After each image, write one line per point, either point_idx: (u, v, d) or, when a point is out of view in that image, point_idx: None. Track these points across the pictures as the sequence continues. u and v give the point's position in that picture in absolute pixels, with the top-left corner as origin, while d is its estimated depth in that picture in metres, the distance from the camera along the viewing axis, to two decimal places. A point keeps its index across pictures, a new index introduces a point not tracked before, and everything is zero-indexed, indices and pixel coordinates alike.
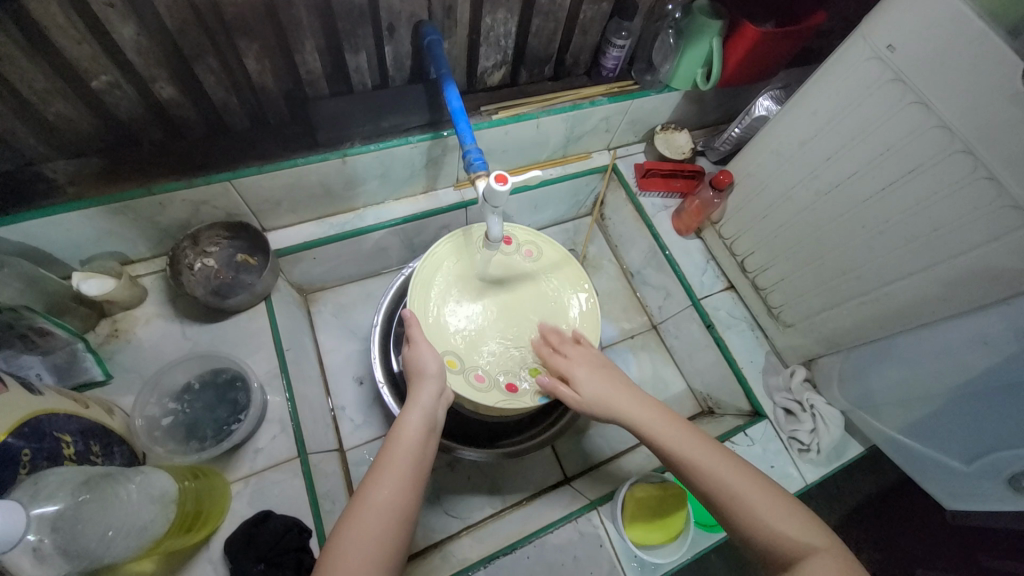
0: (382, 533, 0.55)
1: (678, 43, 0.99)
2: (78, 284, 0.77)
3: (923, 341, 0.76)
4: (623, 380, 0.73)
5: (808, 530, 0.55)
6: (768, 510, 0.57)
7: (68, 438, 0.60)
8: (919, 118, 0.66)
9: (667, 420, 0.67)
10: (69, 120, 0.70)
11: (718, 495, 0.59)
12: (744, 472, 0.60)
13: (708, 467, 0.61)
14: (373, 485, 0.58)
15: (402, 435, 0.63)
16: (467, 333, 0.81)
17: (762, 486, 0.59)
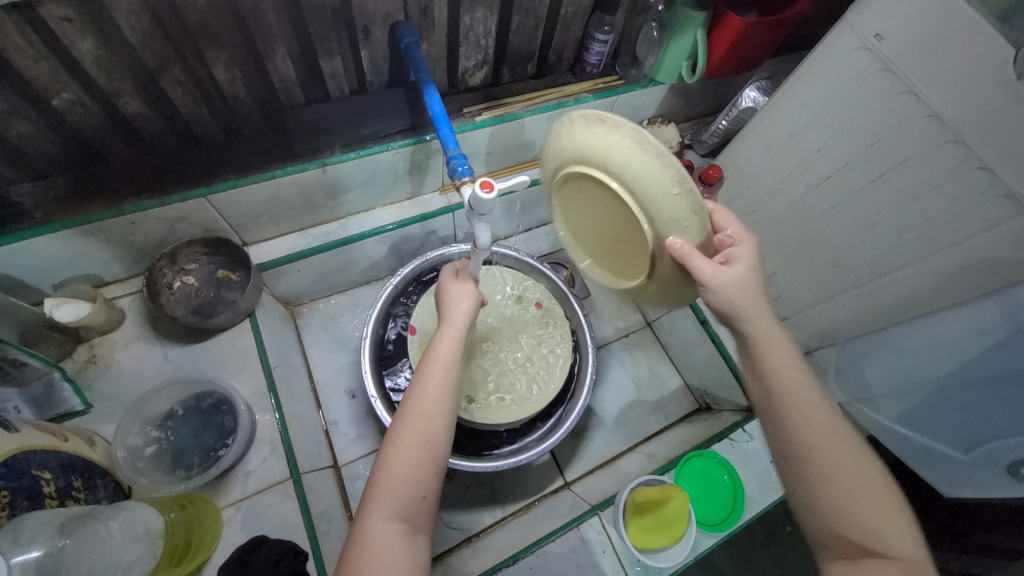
0: (429, 440, 0.56)
1: (662, 37, 0.97)
2: (50, 311, 0.74)
3: (920, 331, 0.76)
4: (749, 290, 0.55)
5: (903, 540, 0.48)
6: (870, 513, 0.49)
7: (48, 474, 0.58)
8: (909, 109, 0.65)
9: (791, 372, 0.54)
10: (31, 141, 0.67)
11: (816, 470, 0.51)
12: (865, 474, 0.50)
13: (812, 439, 0.52)
14: (416, 394, 0.59)
15: (437, 349, 0.62)
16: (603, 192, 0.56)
17: (874, 492, 0.50)
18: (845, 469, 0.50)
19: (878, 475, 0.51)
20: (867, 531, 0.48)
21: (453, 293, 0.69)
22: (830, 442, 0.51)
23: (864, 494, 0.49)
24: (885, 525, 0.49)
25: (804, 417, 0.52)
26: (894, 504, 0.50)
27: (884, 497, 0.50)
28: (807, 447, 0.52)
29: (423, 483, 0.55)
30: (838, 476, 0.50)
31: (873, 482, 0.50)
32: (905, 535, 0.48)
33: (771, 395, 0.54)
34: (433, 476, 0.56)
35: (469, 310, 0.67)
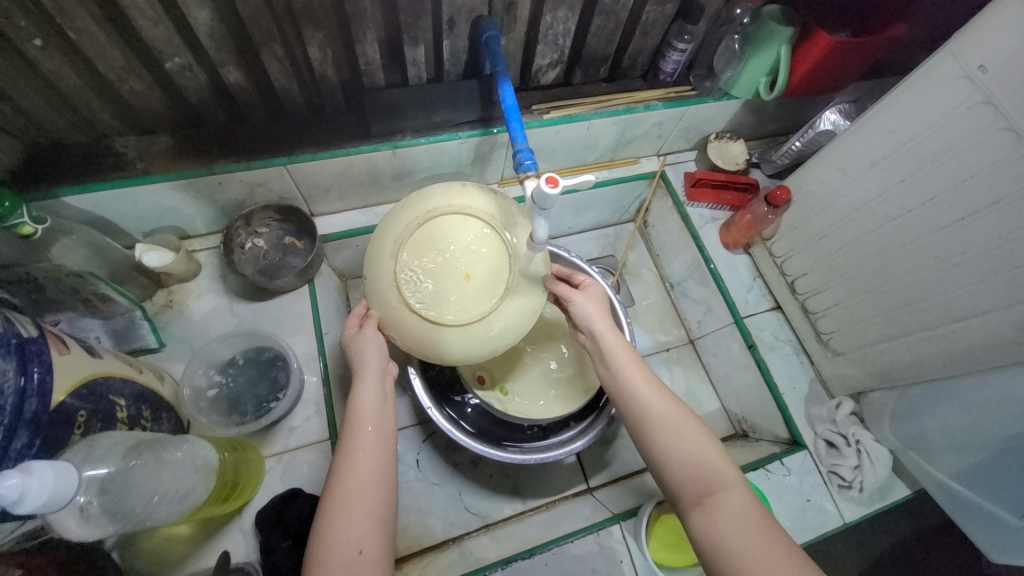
0: (363, 500, 0.58)
1: (744, 50, 0.94)
2: (140, 255, 0.80)
3: (994, 385, 0.70)
4: (596, 299, 0.73)
5: (723, 469, 0.60)
6: (700, 456, 0.61)
7: (122, 402, 0.64)
8: (1010, 146, 0.60)
9: (622, 352, 0.69)
10: (142, 98, 0.74)
11: (653, 434, 0.63)
12: (682, 421, 0.63)
13: (646, 404, 0.65)
14: (347, 458, 0.61)
15: (360, 411, 0.63)
16: (470, 238, 0.66)
17: (695, 435, 0.63)
18: (672, 423, 0.63)
19: (695, 419, 0.65)
20: (698, 471, 0.60)
21: (362, 350, 0.67)
22: (657, 403, 0.65)
23: (689, 441, 0.62)
24: (709, 461, 0.61)
25: (639, 387, 0.66)
26: (712, 440, 0.63)
27: (705, 437, 0.63)
28: (642, 413, 0.65)
29: (358, 540, 0.56)
30: (669, 431, 0.63)
31: (694, 425, 0.64)
32: (723, 464, 0.61)
33: (614, 376, 0.68)
34: (373, 531, 0.57)
35: (382, 364, 0.68)
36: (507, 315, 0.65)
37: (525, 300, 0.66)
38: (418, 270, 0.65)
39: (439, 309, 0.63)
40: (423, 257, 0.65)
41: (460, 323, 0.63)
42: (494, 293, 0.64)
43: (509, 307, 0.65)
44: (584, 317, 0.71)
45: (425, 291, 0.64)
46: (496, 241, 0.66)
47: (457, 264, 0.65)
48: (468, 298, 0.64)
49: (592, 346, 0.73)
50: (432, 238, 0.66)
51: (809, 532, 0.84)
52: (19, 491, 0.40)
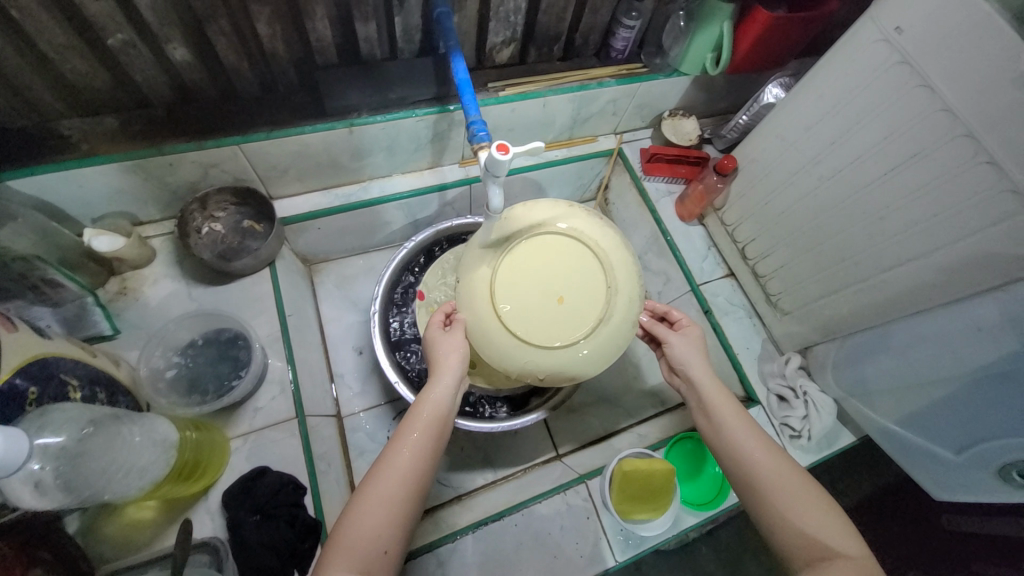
0: (401, 497, 0.56)
1: (689, 27, 0.98)
2: (89, 240, 0.79)
3: (921, 328, 0.76)
4: (694, 344, 0.74)
5: (843, 539, 0.54)
6: (809, 519, 0.56)
7: (75, 383, 0.63)
8: (924, 102, 0.66)
9: (726, 404, 0.68)
10: (83, 77, 0.72)
11: (755, 488, 0.60)
12: (796, 481, 0.59)
13: (753, 459, 0.62)
14: (398, 449, 0.59)
15: (424, 406, 0.63)
16: (570, 264, 0.68)
17: (812, 501, 0.58)
18: (783, 482, 0.59)
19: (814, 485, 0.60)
20: (809, 536, 0.55)
21: (450, 351, 0.67)
22: (768, 459, 0.61)
23: (802, 505, 0.57)
24: (828, 528, 0.55)
25: (742, 437, 0.64)
26: (832, 507, 0.57)
27: (823, 503, 0.57)
28: (743, 468, 0.62)
29: (388, 541, 0.54)
30: (772, 488, 0.59)
31: (808, 491, 0.58)
32: (840, 530, 0.55)
33: (713, 425, 0.67)
34: (401, 533, 0.55)
35: (461, 367, 0.67)
36: (596, 343, 0.66)
37: (616, 331, 0.67)
38: (513, 283, 0.66)
39: (532, 328, 0.65)
40: (519, 274, 0.67)
41: (550, 346, 0.65)
42: (587, 320, 0.66)
43: (599, 337, 0.66)
44: (683, 361, 0.73)
45: (519, 310, 0.65)
46: (595, 270, 0.67)
47: (554, 286, 0.66)
48: (559, 321, 0.65)
49: (690, 393, 0.72)
50: (533, 255, 0.68)
51: None
52: None
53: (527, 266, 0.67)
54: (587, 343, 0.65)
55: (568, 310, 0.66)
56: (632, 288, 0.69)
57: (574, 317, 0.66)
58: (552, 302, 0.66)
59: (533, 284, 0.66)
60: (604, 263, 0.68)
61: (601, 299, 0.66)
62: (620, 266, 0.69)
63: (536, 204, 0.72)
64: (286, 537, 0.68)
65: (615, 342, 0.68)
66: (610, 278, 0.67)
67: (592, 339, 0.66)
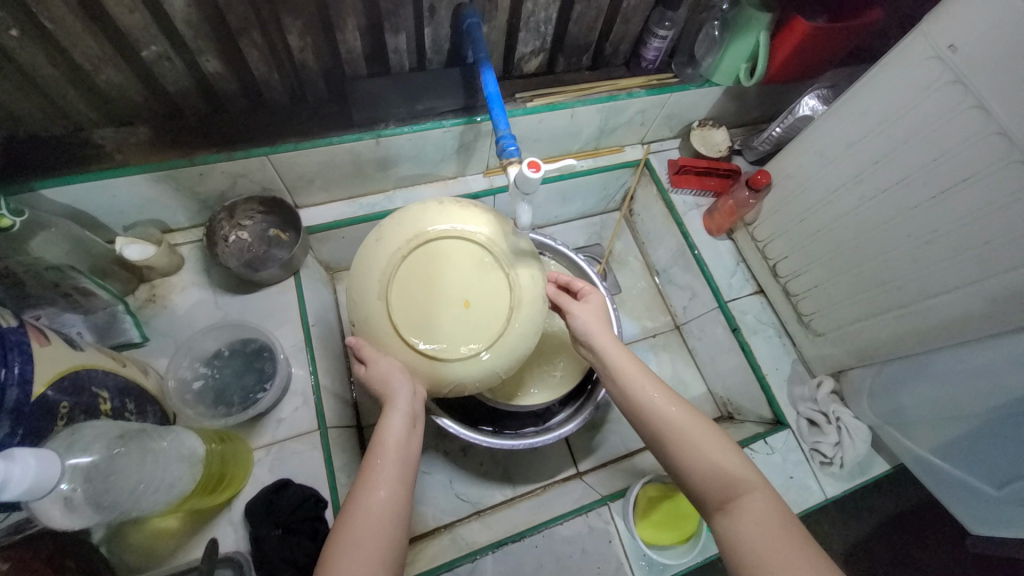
0: (375, 534, 0.52)
1: (723, 37, 0.95)
2: (122, 248, 0.80)
3: (966, 358, 0.73)
4: (596, 312, 0.74)
5: (745, 471, 0.56)
6: (716, 460, 0.57)
7: (105, 394, 0.63)
8: (978, 124, 0.62)
9: (631, 364, 0.66)
10: (118, 88, 0.73)
11: (668, 442, 0.60)
12: (698, 425, 0.60)
13: (658, 412, 0.61)
14: (366, 490, 0.55)
15: (383, 436, 0.59)
16: (466, 263, 0.66)
17: (714, 441, 0.59)
18: (686, 428, 0.60)
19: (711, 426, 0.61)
20: (716, 475, 0.56)
21: (384, 375, 0.63)
22: (671, 410, 0.61)
23: (706, 446, 0.58)
24: (729, 465, 0.57)
25: (646, 394, 0.63)
26: (731, 445, 0.59)
27: (724, 442, 0.59)
28: (652, 424, 0.61)
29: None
30: (682, 437, 0.59)
31: (706, 430, 0.60)
32: (741, 464, 0.57)
33: (619, 388, 0.66)
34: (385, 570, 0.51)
35: (413, 387, 0.63)
36: (510, 341, 0.66)
37: (519, 334, 0.66)
38: (410, 298, 0.65)
39: (434, 340, 0.64)
40: (414, 286, 0.65)
41: (451, 356, 0.64)
42: (495, 320, 0.65)
43: (513, 332, 0.66)
44: (585, 331, 0.72)
45: (418, 324, 0.64)
46: (490, 270, 0.67)
47: (451, 295, 0.65)
48: (460, 329, 0.65)
49: (595, 360, 0.71)
50: (427, 266, 0.66)
51: (793, 507, 0.86)
52: (3, 475, 0.40)
53: (421, 278, 0.65)
54: (501, 340, 0.65)
55: (474, 315, 0.65)
56: (533, 285, 0.68)
57: (484, 321, 0.65)
58: (453, 309, 0.65)
59: (433, 296, 0.65)
60: (499, 263, 0.67)
61: (501, 302, 0.66)
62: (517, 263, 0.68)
63: (419, 208, 0.70)
64: (308, 553, 0.68)
65: (521, 345, 0.67)
66: (507, 268, 0.67)
67: (507, 338, 0.66)
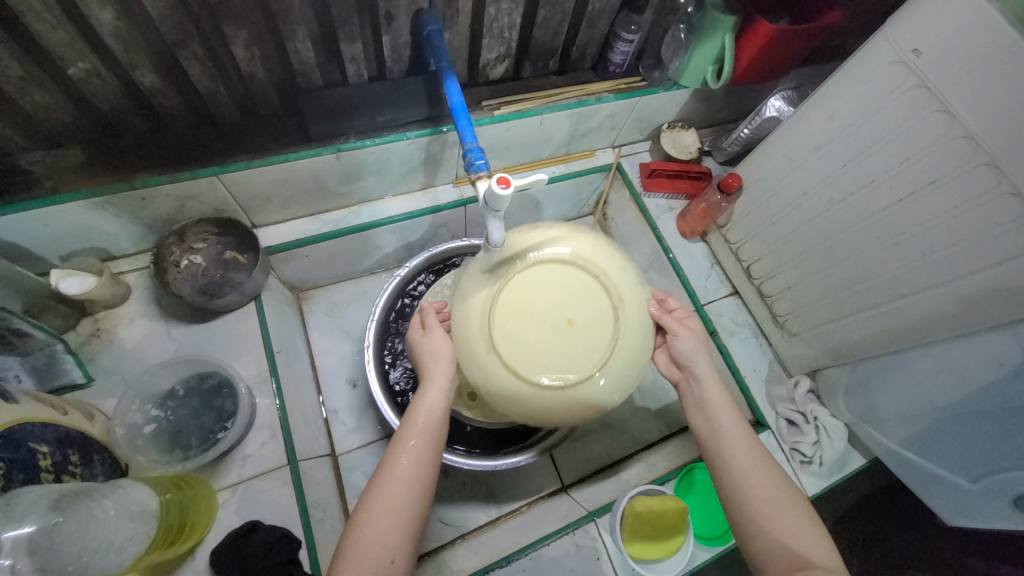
0: (401, 504, 0.56)
1: (689, 40, 0.95)
2: (56, 282, 0.73)
3: (937, 357, 0.74)
4: (703, 343, 0.68)
5: (827, 555, 0.54)
6: (794, 532, 0.55)
7: (45, 448, 0.58)
8: (942, 128, 0.63)
9: (728, 410, 0.64)
10: (43, 109, 0.66)
11: (747, 497, 0.58)
12: (787, 495, 0.58)
13: (745, 468, 0.60)
14: (395, 459, 0.58)
15: (417, 411, 0.62)
16: (557, 278, 0.63)
17: (796, 515, 0.57)
18: (773, 495, 0.58)
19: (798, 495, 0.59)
20: (792, 551, 0.54)
21: (435, 349, 0.65)
22: (763, 475, 0.59)
23: (790, 521, 0.56)
24: (809, 545, 0.55)
25: (738, 446, 0.61)
26: (813, 519, 0.57)
27: (807, 518, 0.57)
28: (733, 475, 0.60)
29: (392, 549, 0.54)
30: (763, 498, 0.58)
31: (790, 500, 0.58)
32: (820, 543, 0.55)
33: (708, 429, 0.64)
34: (405, 538, 0.55)
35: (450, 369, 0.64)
36: (620, 357, 0.62)
37: (625, 363, 0.63)
38: (513, 327, 0.61)
39: (543, 369, 0.60)
40: (522, 309, 0.61)
41: (563, 384, 0.60)
42: (600, 337, 0.61)
43: (621, 346, 0.62)
44: (689, 358, 0.67)
45: (527, 352, 0.60)
46: (599, 293, 0.63)
47: (558, 313, 0.61)
48: (571, 347, 0.61)
49: (688, 393, 0.68)
50: (524, 290, 0.62)
51: None
52: None
53: (516, 303, 0.62)
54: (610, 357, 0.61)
55: (577, 335, 0.61)
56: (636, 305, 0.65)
57: (590, 339, 0.61)
58: (562, 328, 0.61)
59: (534, 321, 0.61)
60: (597, 278, 0.64)
61: (610, 325, 0.62)
62: (603, 261, 0.66)
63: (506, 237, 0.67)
64: None
65: (632, 362, 0.63)
66: (601, 277, 0.64)
67: (616, 354, 0.62)
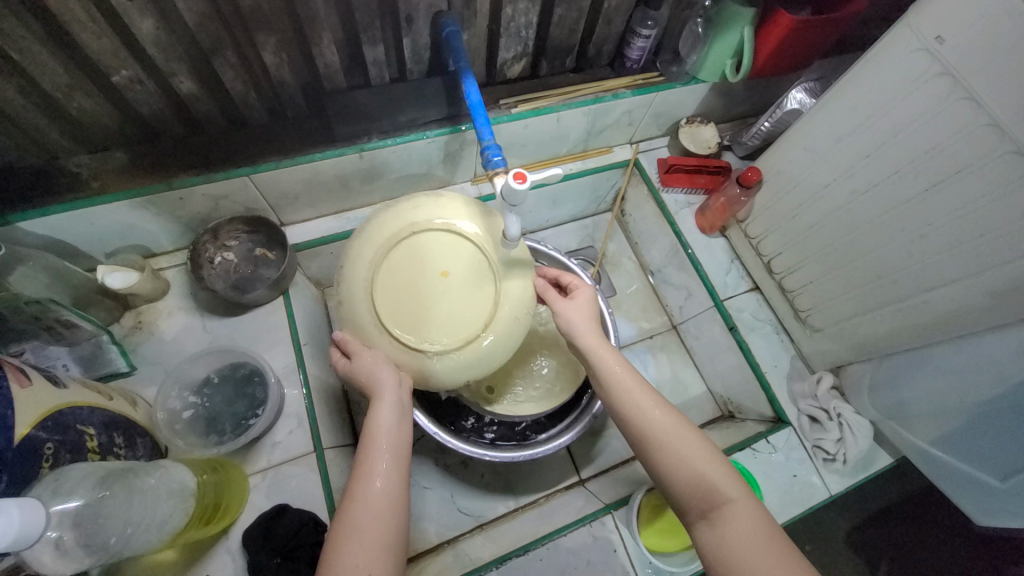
0: (375, 523, 0.54)
1: (707, 34, 0.94)
2: (103, 277, 0.78)
3: (965, 352, 0.72)
4: (583, 303, 0.70)
5: (728, 484, 0.57)
6: (701, 472, 0.58)
7: (91, 430, 0.62)
8: (968, 115, 0.61)
9: (614, 366, 0.65)
10: (92, 114, 0.71)
11: (650, 453, 0.60)
12: (681, 436, 0.60)
13: (644, 424, 0.61)
14: (362, 482, 0.57)
15: (376, 430, 0.60)
16: (415, 243, 0.65)
17: (698, 453, 0.59)
18: (672, 438, 0.60)
19: (697, 434, 0.61)
20: (699, 488, 0.57)
21: (368, 369, 0.63)
22: (661, 424, 0.61)
23: (692, 460, 0.58)
24: (713, 477, 0.57)
25: (631, 404, 0.62)
26: (717, 457, 0.59)
27: (711, 456, 0.59)
28: (639, 433, 0.61)
29: (368, 565, 0.52)
30: (662, 449, 0.59)
31: (692, 440, 0.60)
32: (724, 479, 0.57)
33: (605, 396, 0.65)
34: (384, 556, 0.53)
35: (398, 381, 0.62)
36: (508, 301, 0.65)
37: (512, 313, 0.66)
38: (394, 304, 0.64)
39: (437, 334, 0.63)
40: (397, 283, 0.64)
41: (463, 338, 0.63)
42: (477, 283, 0.65)
43: (505, 287, 0.65)
44: (574, 327, 0.69)
45: (412, 320, 0.64)
46: (450, 236, 0.66)
47: (428, 273, 0.64)
48: (453, 303, 0.64)
49: (580, 359, 0.70)
50: (396, 271, 0.65)
51: (798, 506, 0.85)
52: None
53: (389, 287, 0.64)
54: (496, 301, 0.65)
55: (456, 291, 0.64)
56: (510, 252, 0.66)
57: (468, 291, 0.64)
58: (438, 282, 0.64)
59: (411, 294, 0.64)
60: (453, 228, 0.66)
61: (482, 274, 0.65)
62: (458, 211, 0.67)
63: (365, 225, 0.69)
64: None
65: (519, 306, 0.66)
66: (461, 230, 0.66)
67: (502, 297, 0.65)
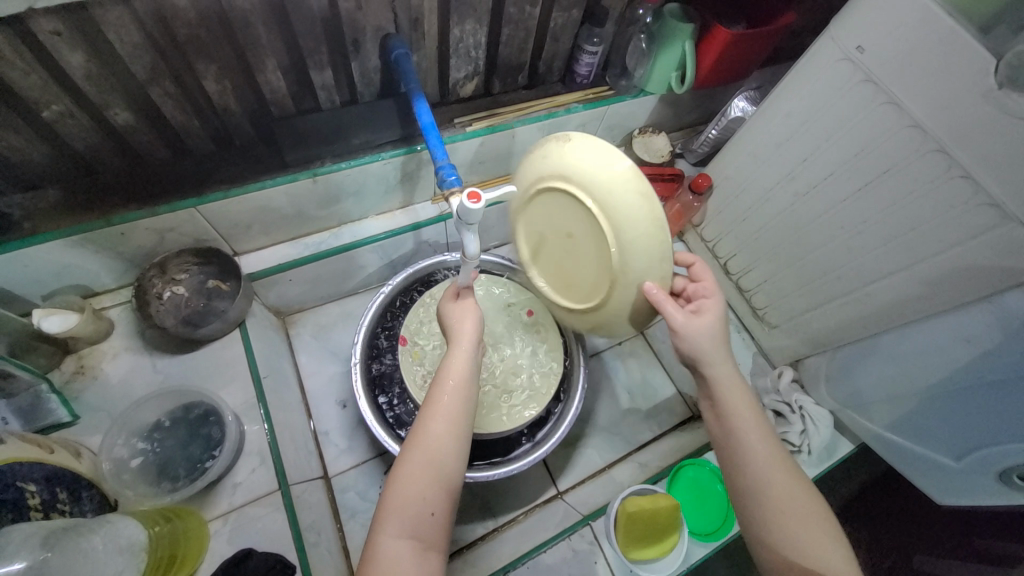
0: (441, 460, 0.54)
1: (651, 48, 0.98)
2: (38, 322, 0.73)
3: (907, 339, 0.76)
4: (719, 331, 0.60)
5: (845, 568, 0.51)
6: (817, 547, 0.51)
7: (32, 487, 0.58)
8: (892, 118, 0.66)
9: (747, 410, 0.57)
10: (20, 151, 0.67)
11: (766, 511, 0.54)
12: (808, 514, 0.53)
13: (764, 484, 0.54)
14: (425, 419, 0.57)
15: (446, 371, 0.60)
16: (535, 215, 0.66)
17: (817, 526, 0.53)
18: (792, 507, 0.53)
19: (821, 504, 0.54)
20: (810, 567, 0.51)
21: (456, 319, 0.66)
22: (785, 488, 0.54)
23: (807, 536, 0.52)
24: (832, 562, 0.51)
25: (756, 459, 0.55)
26: (836, 533, 0.53)
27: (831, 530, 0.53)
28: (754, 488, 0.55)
29: (432, 502, 0.53)
30: (779, 513, 0.53)
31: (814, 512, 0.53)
32: (841, 560, 0.51)
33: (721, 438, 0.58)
34: (444, 495, 0.54)
35: (473, 335, 0.64)
36: (632, 244, 0.53)
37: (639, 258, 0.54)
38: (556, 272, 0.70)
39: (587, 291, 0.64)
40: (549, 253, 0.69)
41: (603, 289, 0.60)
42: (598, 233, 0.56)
43: (620, 230, 0.53)
44: (700, 353, 0.59)
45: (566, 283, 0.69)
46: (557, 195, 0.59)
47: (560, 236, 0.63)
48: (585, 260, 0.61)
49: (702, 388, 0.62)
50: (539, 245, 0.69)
51: None
52: None
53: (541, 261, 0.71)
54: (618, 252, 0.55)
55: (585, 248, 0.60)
56: (638, 212, 0.51)
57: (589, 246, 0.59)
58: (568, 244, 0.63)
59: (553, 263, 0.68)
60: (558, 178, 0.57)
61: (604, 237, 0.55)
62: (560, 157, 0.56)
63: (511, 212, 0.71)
64: None
65: (646, 243, 0.53)
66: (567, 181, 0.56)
67: (628, 243, 0.54)
